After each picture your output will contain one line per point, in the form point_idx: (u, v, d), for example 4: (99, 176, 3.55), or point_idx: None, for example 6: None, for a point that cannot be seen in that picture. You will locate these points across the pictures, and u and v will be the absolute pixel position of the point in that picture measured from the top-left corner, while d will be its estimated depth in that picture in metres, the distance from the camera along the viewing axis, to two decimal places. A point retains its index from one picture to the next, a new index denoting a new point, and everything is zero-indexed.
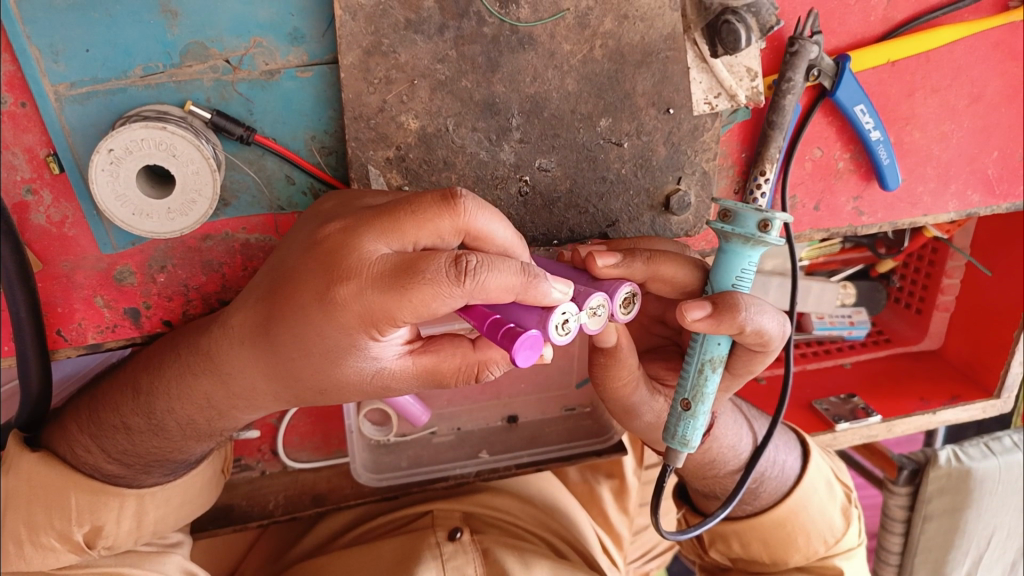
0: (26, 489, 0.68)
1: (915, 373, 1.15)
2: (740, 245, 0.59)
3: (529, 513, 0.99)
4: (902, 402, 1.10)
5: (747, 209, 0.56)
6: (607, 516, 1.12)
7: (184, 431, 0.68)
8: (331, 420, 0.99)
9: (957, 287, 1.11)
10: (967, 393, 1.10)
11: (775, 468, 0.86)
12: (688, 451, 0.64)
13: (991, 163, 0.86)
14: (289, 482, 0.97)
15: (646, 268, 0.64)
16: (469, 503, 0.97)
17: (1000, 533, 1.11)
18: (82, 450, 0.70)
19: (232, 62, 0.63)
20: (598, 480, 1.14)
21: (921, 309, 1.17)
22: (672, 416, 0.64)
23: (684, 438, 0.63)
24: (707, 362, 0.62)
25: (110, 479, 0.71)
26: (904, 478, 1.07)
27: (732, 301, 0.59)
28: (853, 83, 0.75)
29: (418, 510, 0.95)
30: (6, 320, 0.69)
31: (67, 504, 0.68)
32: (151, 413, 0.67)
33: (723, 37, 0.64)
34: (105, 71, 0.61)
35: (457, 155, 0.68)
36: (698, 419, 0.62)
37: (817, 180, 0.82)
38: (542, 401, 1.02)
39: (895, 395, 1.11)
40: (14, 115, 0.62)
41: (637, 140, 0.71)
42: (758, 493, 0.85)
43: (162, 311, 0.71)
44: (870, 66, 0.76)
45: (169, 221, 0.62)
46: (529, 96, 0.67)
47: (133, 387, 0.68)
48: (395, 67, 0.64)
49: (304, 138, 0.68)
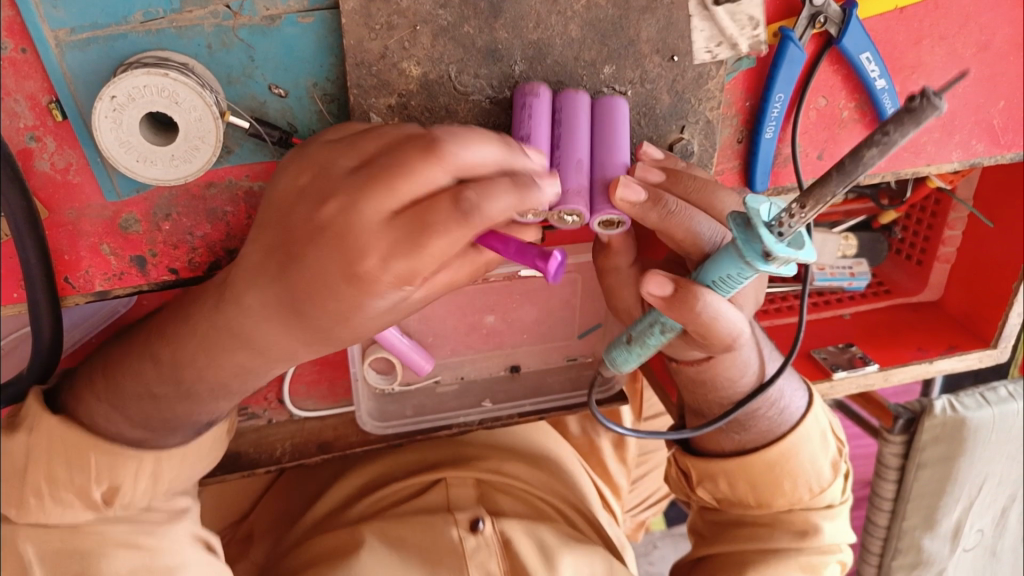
0: (47, 447, 0.69)
1: (912, 324, 1.16)
2: (738, 254, 0.57)
3: (538, 479, 1.00)
4: (898, 351, 1.11)
5: (759, 233, 0.52)
6: (606, 467, 1.16)
7: (212, 394, 0.71)
8: (337, 369, 1.00)
9: (958, 239, 1.12)
10: (963, 343, 1.11)
11: (775, 408, 0.87)
12: (617, 370, 0.73)
13: (997, 113, 0.86)
14: (294, 430, 0.99)
15: (658, 222, 0.63)
16: (468, 456, 1.00)
17: (991, 479, 1.14)
18: (100, 417, 0.71)
19: (232, 7, 0.63)
20: (597, 432, 1.17)
21: (921, 261, 1.18)
22: (613, 342, 0.72)
23: (617, 362, 0.72)
24: (659, 322, 0.67)
25: (134, 442, 0.72)
26: (900, 427, 1.08)
27: (691, 297, 0.61)
28: (861, 31, 0.74)
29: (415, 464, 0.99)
30: (14, 267, 0.70)
31: (87, 462, 0.69)
32: (180, 378, 0.70)
33: None
34: (104, 17, 0.61)
35: (460, 102, 0.68)
36: (630, 354, 0.70)
37: (821, 130, 0.82)
38: (544, 351, 1.05)
39: (890, 345, 1.12)
40: (13, 62, 0.61)
41: (640, 88, 0.71)
42: (748, 425, 0.87)
43: (168, 259, 0.72)
44: (877, 12, 0.75)
45: (173, 168, 0.63)
46: (531, 42, 0.67)
47: (154, 356, 0.70)
48: (396, 13, 0.63)
49: (305, 85, 0.67)
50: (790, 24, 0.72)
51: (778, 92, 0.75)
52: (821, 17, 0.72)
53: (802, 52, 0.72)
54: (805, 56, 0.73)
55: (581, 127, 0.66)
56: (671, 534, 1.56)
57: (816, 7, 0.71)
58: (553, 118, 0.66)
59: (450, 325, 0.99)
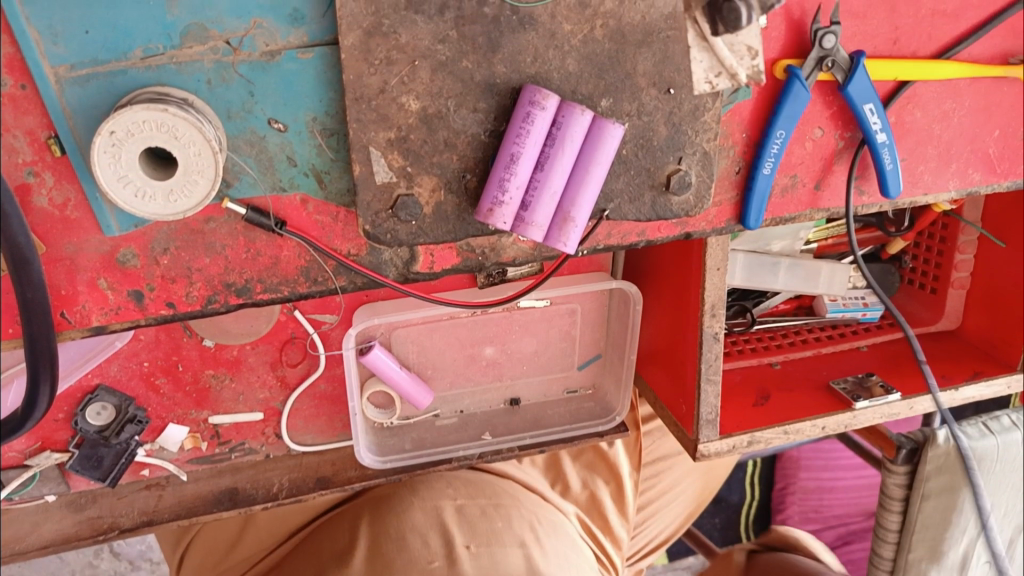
0: None
1: (933, 352, 1.11)
2: None
3: None
4: (921, 379, 1.05)
5: None
6: (607, 519, 1.21)
7: None
8: (335, 404, 0.98)
9: (971, 263, 1.12)
10: (989, 369, 1.06)
11: None
12: None
13: (993, 142, 0.86)
14: (293, 466, 0.98)
15: None
16: (460, 559, 1.02)
17: (997, 511, 1.14)
18: None
19: (233, 44, 0.64)
20: (597, 483, 1.22)
21: (935, 289, 1.16)
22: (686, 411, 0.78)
23: None
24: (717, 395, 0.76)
25: None
26: (903, 457, 1.06)
27: None
28: (866, 79, 0.76)
29: (415, 555, 1.02)
30: (11, 303, 0.69)
31: None
32: None
33: (724, 14, 0.66)
34: (105, 53, 0.62)
35: (459, 137, 0.67)
36: None
37: (818, 161, 0.82)
38: (544, 383, 1.04)
39: (913, 373, 1.06)
40: (14, 97, 0.62)
41: (638, 120, 0.71)
42: None
43: (166, 294, 0.71)
44: (880, 77, 0.78)
45: (170, 203, 0.62)
46: (529, 76, 0.67)
47: None
48: (396, 48, 0.64)
49: (305, 120, 0.67)
50: (798, 63, 0.75)
51: (779, 130, 0.76)
52: (828, 61, 0.75)
53: (807, 90, 0.75)
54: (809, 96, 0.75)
55: (571, 151, 0.65)
56: (674, 567, 1.55)
57: (824, 49, 0.74)
58: (550, 131, 0.65)
59: (449, 358, 0.98)
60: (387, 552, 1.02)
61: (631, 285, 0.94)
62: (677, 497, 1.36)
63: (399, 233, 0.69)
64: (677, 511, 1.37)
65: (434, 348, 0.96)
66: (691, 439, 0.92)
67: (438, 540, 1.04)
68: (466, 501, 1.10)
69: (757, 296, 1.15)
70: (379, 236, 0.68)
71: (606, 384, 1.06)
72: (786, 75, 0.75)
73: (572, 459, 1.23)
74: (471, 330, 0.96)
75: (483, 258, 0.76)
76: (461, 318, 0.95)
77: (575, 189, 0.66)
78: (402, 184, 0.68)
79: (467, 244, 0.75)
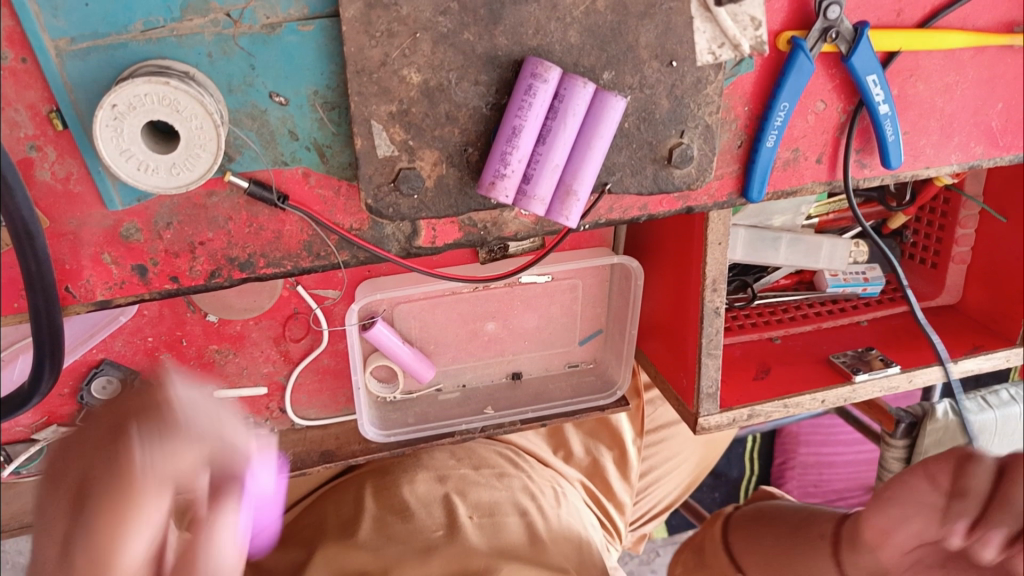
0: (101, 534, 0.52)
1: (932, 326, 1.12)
2: None
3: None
4: (920, 353, 1.05)
5: None
6: (610, 485, 1.23)
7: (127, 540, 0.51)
8: (337, 379, 0.98)
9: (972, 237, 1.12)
10: (988, 344, 1.07)
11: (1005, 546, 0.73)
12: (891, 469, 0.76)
13: (995, 115, 0.86)
14: (297, 439, 0.99)
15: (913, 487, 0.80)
16: (463, 525, 1.04)
17: None
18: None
19: (233, 16, 0.63)
20: (600, 450, 1.23)
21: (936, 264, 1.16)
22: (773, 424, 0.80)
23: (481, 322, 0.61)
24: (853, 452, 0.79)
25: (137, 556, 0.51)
26: (901, 431, 1.07)
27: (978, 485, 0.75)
28: (870, 51, 0.76)
29: (420, 525, 1.04)
30: (14, 277, 0.69)
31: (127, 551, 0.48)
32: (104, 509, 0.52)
33: None
34: (105, 26, 0.61)
35: (460, 111, 0.67)
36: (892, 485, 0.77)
37: (819, 134, 0.82)
38: (546, 358, 1.05)
39: (913, 346, 1.07)
40: (14, 71, 0.62)
41: (640, 93, 0.70)
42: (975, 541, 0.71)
43: (169, 268, 0.72)
44: (884, 48, 0.78)
45: (173, 176, 0.62)
46: (531, 48, 0.67)
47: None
48: (397, 20, 0.64)
49: (306, 93, 0.67)
50: (802, 34, 0.75)
51: (781, 102, 0.76)
52: (833, 31, 0.75)
53: (811, 62, 0.74)
54: (813, 68, 0.75)
55: (574, 123, 0.65)
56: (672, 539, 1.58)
57: (829, 20, 0.74)
58: (551, 104, 0.65)
59: (451, 333, 0.98)
60: (389, 522, 1.04)
61: (632, 260, 0.95)
62: (679, 467, 1.37)
63: (401, 206, 0.69)
64: (677, 482, 1.39)
65: (436, 323, 0.97)
66: (691, 412, 0.93)
67: (441, 511, 1.06)
68: (469, 471, 1.12)
69: (758, 272, 1.15)
70: (381, 210, 0.69)
71: (607, 358, 1.07)
72: (790, 46, 0.75)
73: (575, 427, 1.24)
74: (473, 305, 0.96)
75: (485, 232, 0.76)
76: (463, 293, 0.95)
77: (575, 164, 0.66)
78: (404, 157, 0.68)
79: (466, 217, 0.75)
